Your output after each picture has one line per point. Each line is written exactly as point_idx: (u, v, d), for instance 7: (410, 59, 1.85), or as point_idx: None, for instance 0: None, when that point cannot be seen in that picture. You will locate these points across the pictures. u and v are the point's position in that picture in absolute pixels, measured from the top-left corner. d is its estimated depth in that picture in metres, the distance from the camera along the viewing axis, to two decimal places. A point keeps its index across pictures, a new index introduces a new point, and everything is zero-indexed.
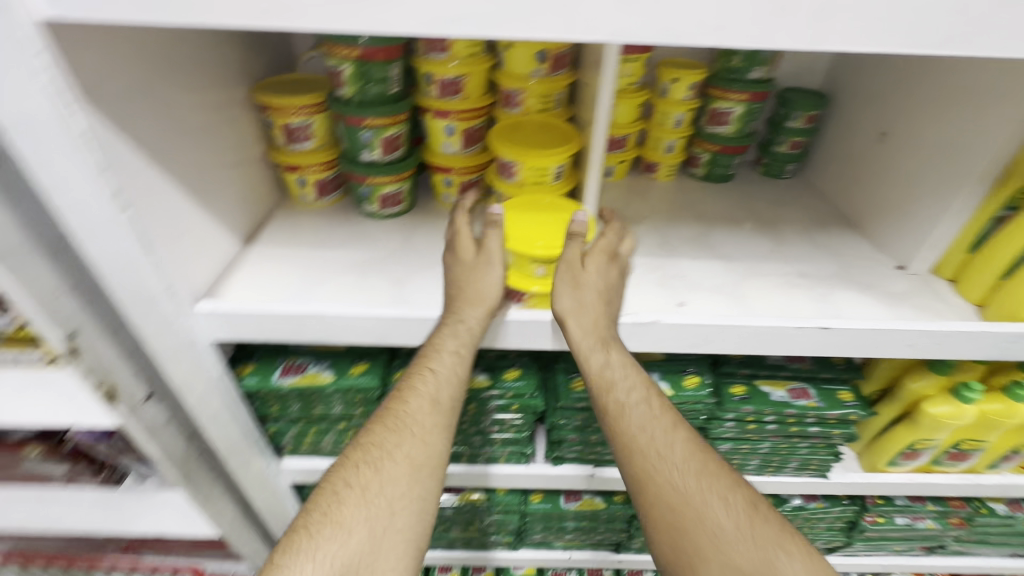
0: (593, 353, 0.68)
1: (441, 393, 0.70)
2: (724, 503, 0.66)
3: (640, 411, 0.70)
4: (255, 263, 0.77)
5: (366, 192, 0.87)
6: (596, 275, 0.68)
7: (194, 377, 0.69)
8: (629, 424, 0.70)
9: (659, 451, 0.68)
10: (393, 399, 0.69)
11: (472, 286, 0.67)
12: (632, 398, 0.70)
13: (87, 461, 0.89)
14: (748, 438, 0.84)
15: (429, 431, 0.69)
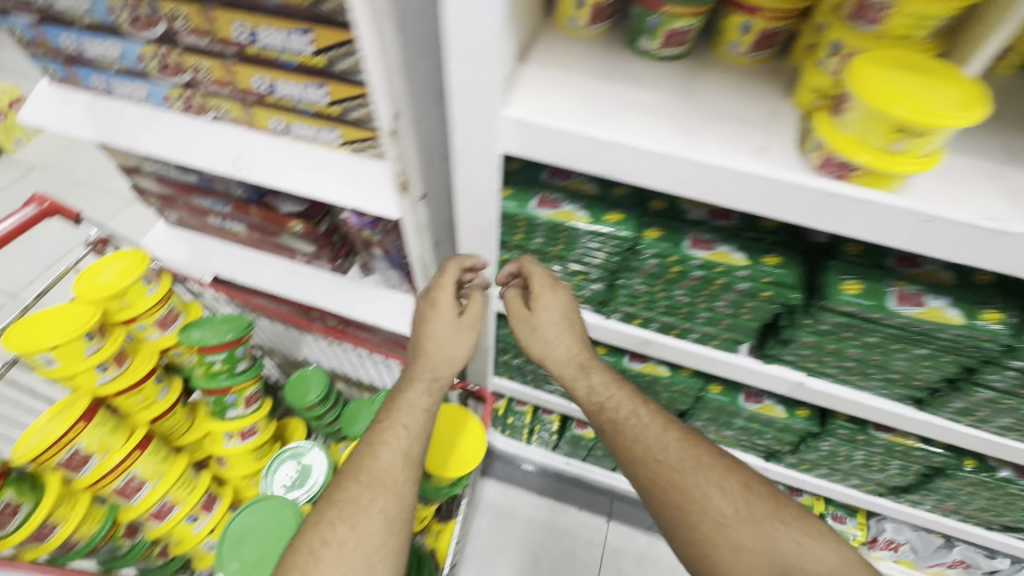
0: (577, 379, 0.83)
1: (424, 431, 0.77)
2: (725, 493, 0.70)
3: (632, 424, 0.78)
4: (533, 83, 0.73)
5: (653, 24, 0.75)
6: (547, 311, 0.82)
7: (477, 186, 0.69)
8: (626, 437, 0.77)
9: (655, 457, 0.74)
10: (370, 443, 0.74)
11: (449, 334, 0.83)
12: (621, 417, 0.79)
13: (330, 248, 1.03)
14: (1019, 394, 0.74)
15: (419, 461, 0.74)
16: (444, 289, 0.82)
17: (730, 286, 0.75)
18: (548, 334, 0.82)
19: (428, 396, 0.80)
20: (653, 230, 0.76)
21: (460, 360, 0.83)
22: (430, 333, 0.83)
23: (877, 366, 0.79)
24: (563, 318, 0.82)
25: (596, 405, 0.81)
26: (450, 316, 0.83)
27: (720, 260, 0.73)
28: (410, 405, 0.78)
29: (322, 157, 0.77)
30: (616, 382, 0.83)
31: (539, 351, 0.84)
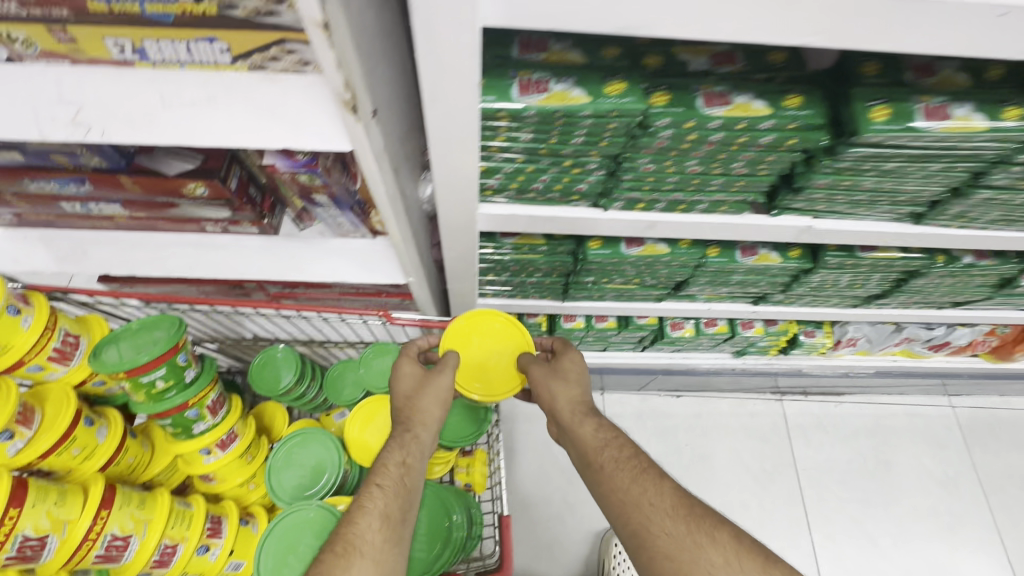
0: (582, 421, 0.83)
1: (405, 480, 0.74)
2: (716, 546, 0.62)
3: (629, 471, 0.73)
4: None
5: None
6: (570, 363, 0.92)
7: (455, 85, 0.51)
8: (620, 479, 0.73)
9: (648, 501, 0.69)
10: (355, 503, 0.70)
11: (416, 384, 0.86)
12: (619, 457, 0.76)
13: (251, 207, 0.80)
14: (1016, 189, 0.75)
15: (404, 516, 0.70)
16: (408, 354, 0.89)
17: (753, 142, 0.66)
18: (557, 387, 0.88)
19: (407, 448, 0.78)
20: (660, 95, 0.63)
21: (437, 407, 0.83)
22: (412, 386, 0.85)
23: (887, 192, 0.77)
24: (580, 381, 0.89)
25: (598, 444, 0.80)
26: (422, 370, 0.87)
27: (741, 115, 0.63)
28: (393, 462, 0.75)
29: (210, 86, 0.53)
30: (613, 427, 0.82)
31: (546, 385, 0.89)
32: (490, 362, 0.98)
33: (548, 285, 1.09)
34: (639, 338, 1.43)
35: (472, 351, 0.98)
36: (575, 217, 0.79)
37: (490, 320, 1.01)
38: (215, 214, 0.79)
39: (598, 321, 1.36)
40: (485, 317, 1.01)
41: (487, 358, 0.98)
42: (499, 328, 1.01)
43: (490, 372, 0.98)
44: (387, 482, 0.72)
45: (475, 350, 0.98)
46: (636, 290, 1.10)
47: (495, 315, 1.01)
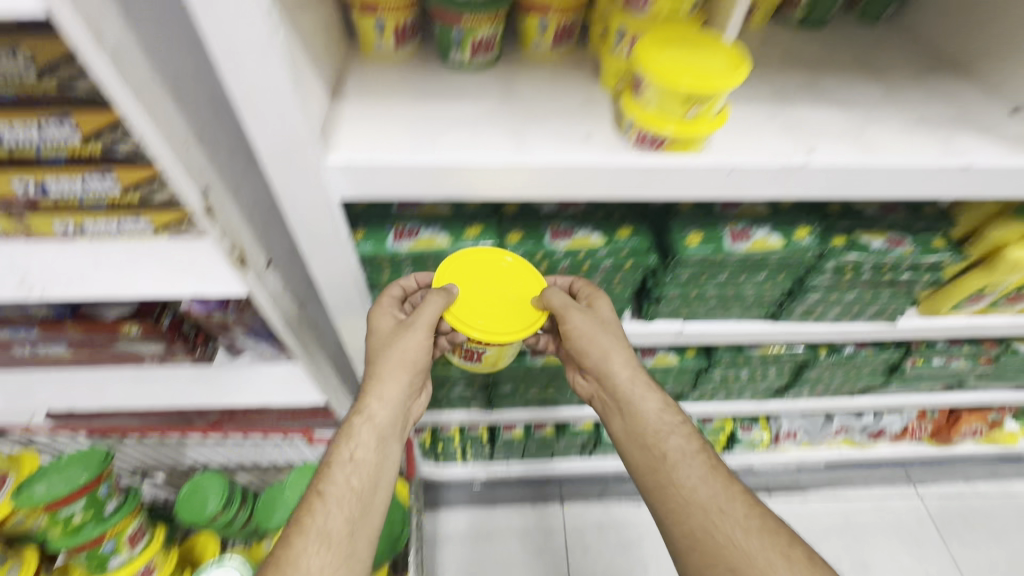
0: (647, 396, 0.85)
1: (352, 483, 0.77)
2: (786, 561, 0.69)
3: (700, 467, 0.79)
4: (351, 119, 0.71)
5: (458, 37, 0.77)
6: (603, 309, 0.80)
7: (325, 242, 0.65)
8: (690, 472, 0.79)
9: (720, 506, 0.75)
10: (301, 513, 0.74)
11: (382, 345, 0.78)
12: (688, 451, 0.81)
13: (183, 341, 0.90)
14: (839, 288, 0.88)
15: (347, 528, 0.74)
16: (378, 311, 0.78)
17: (596, 265, 0.80)
18: (614, 352, 0.83)
19: (357, 444, 0.79)
20: (514, 233, 0.78)
21: (397, 377, 0.79)
22: (378, 349, 0.79)
23: (734, 298, 0.89)
24: (623, 340, 0.84)
25: (665, 429, 0.83)
26: (393, 325, 0.77)
27: (580, 246, 0.77)
28: (340, 464, 0.77)
29: (133, 252, 0.66)
30: (676, 410, 0.85)
31: (589, 335, 0.80)
32: (496, 303, 0.75)
33: (473, 395, 1.17)
34: (581, 443, 1.47)
35: (470, 290, 0.74)
36: None
37: (496, 260, 0.75)
38: (149, 349, 0.88)
39: (537, 428, 1.41)
40: (488, 257, 0.75)
41: (491, 304, 0.75)
42: (508, 268, 0.75)
43: (497, 314, 0.74)
44: (331, 490, 0.75)
45: (477, 288, 0.74)
46: (556, 395, 1.18)
47: (503, 254, 0.75)
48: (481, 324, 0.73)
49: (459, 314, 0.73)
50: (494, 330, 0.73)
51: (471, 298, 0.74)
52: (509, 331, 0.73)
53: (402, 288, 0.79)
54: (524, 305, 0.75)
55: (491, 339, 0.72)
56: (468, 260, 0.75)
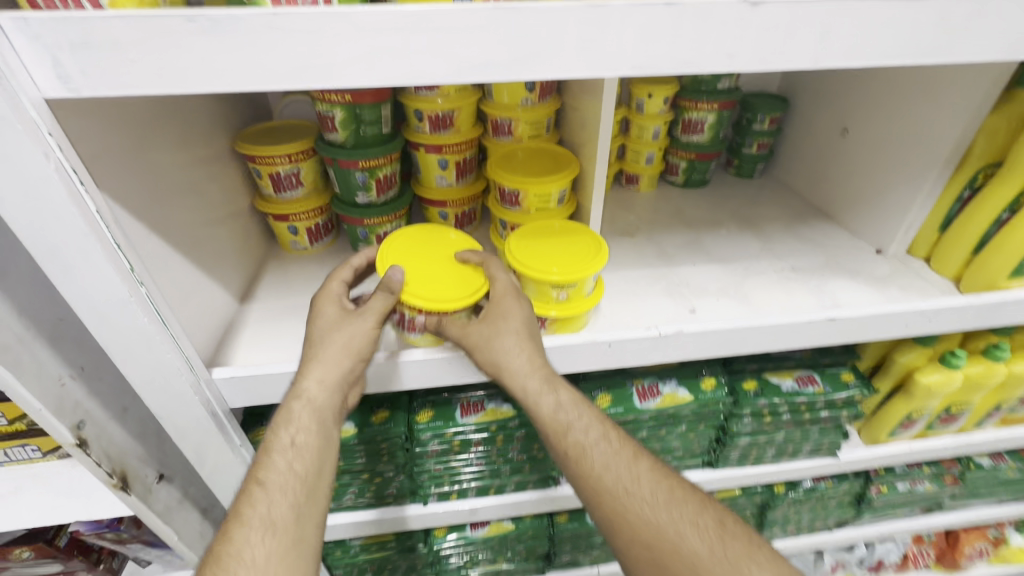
0: (542, 397, 0.62)
1: (296, 468, 0.59)
2: (697, 530, 0.60)
3: (603, 450, 0.63)
4: (257, 319, 0.75)
5: (363, 233, 0.85)
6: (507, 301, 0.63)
7: (216, 450, 0.64)
8: (594, 463, 0.62)
9: (625, 488, 0.61)
10: (237, 501, 0.58)
11: (325, 328, 0.61)
12: (591, 440, 0.63)
13: (82, 556, 0.83)
14: (765, 430, 0.87)
15: (295, 516, 0.58)
16: (325, 295, 0.64)
17: (512, 435, 0.80)
18: (502, 358, 0.62)
19: (294, 425, 0.60)
20: (424, 412, 0.77)
21: (342, 363, 0.60)
22: (318, 333, 0.61)
23: (663, 450, 0.87)
24: (528, 334, 0.63)
25: (562, 425, 0.63)
26: (342, 312, 0.63)
27: (491, 419, 0.77)
28: (277, 449, 0.59)
29: (20, 478, 0.65)
30: (574, 403, 0.64)
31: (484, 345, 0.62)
32: (438, 274, 0.66)
33: None
34: None
35: (411, 257, 0.67)
36: (392, 519, 0.84)
37: (441, 236, 0.72)
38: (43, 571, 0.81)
39: None
40: (431, 234, 0.72)
41: (435, 272, 0.66)
42: (456, 240, 0.72)
43: (441, 282, 0.65)
44: (271, 478, 0.58)
45: (418, 259, 0.67)
46: (509, 567, 1.08)
47: (448, 231, 0.72)
48: (424, 293, 0.63)
49: (401, 281, 0.63)
50: (438, 296, 0.63)
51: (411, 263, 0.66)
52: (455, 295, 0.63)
53: (351, 269, 0.68)
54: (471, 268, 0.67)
55: (436, 306, 0.62)
56: (414, 236, 0.71)
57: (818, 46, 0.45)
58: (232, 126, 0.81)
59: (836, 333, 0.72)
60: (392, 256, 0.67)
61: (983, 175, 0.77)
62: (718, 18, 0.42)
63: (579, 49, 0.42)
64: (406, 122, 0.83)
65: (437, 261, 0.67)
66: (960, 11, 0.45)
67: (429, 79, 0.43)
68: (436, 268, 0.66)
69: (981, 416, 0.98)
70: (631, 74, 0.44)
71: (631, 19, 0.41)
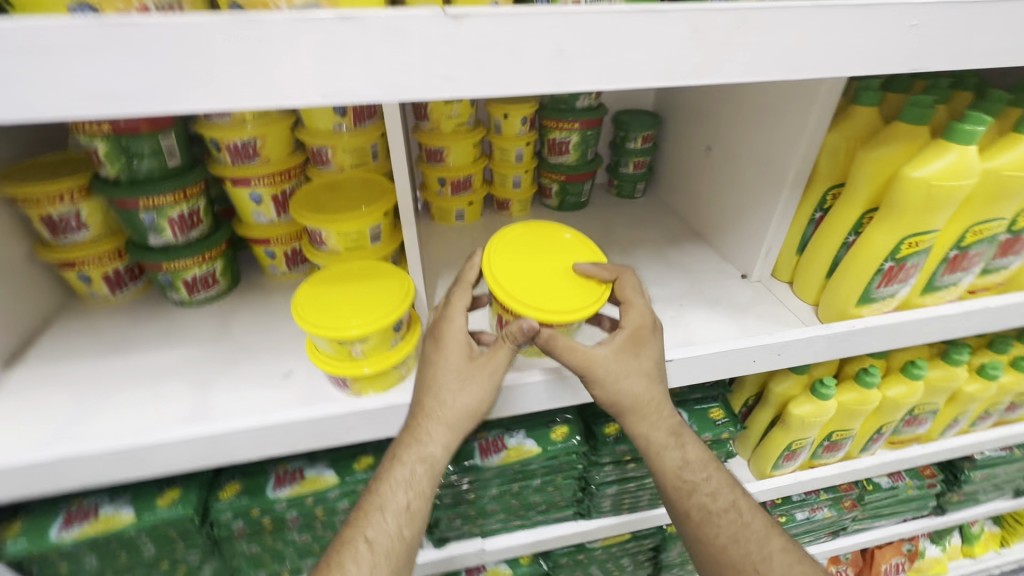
0: (667, 450, 0.62)
1: (405, 534, 0.56)
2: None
3: (731, 520, 0.62)
4: (12, 391, 0.63)
5: (166, 279, 0.74)
6: (641, 327, 0.60)
7: None
8: (719, 531, 0.62)
9: (756, 562, 0.60)
10: (333, 555, 0.54)
11: (457, 380, 0.56)
12: (719, 504, 0.63)
13: None
14: (633, 476, 0.79)
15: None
16: (453, 331, 0.58)
17: (335, 508, 0.69)
18: (642, 403, 0.60)
19: (411, 488, 0.56)
20: (230, 486, 0.67)
21: (465, 428, 0.57)
22: (439, 381, 0.56)
23: (523, 505, 0.79)
24: (659, 371, 0.60)
25: (687, 485, 0.62)
26: (473, 359, 0.58)
27: (307, 490, 0.67)
28: (388, 511, 0.56)
29: None
30: (706, 461, 0.65)
31: (614, 382, 0.58)
32: (554, 279, 0.60)
33: None
34: None
35: (544, 258, 0.62)
36: None
37: (554, 235, 0.66)
38: None
39: None
40: (548, 234, 0.66)
41: (548, 278, 0.60)
42: (566, 246, 0.65)
43: (556, 290, 0.59)
44: (378, 544, 0.55)
45: (531, 261, 0.61)
46: None
47: (560, 230, 0.66)
48: (534, 300, 0.57)
49: (511, 285, 0.58)
50: (549, 307, 0.56)
51: (530, 263, 0.61)
52: (577, 304, 0.57)
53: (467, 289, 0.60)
54: (586, 280, 0.61)
55: (546, 318, 0.56)
56: (516, 237, 0.64)
57: (555, 67, 0.38)
58: (1, 160, 0.70)
59: (680, 374, 0.65)
60: (496, 255, 0.61)
61: (831, 197, 0.74)
62: (414, 36, 0.35)
63: (244, 74, 0.34)
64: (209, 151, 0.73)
65: (553, 263, 0.62)
66: (713, 26, 0.39)
67: (47, 113, 0.33)
68: (552, 270, 0.61)
69: (866, 441, 0.94)
70: (325, 102, 0.36)
71: (301, 38, 0.33)
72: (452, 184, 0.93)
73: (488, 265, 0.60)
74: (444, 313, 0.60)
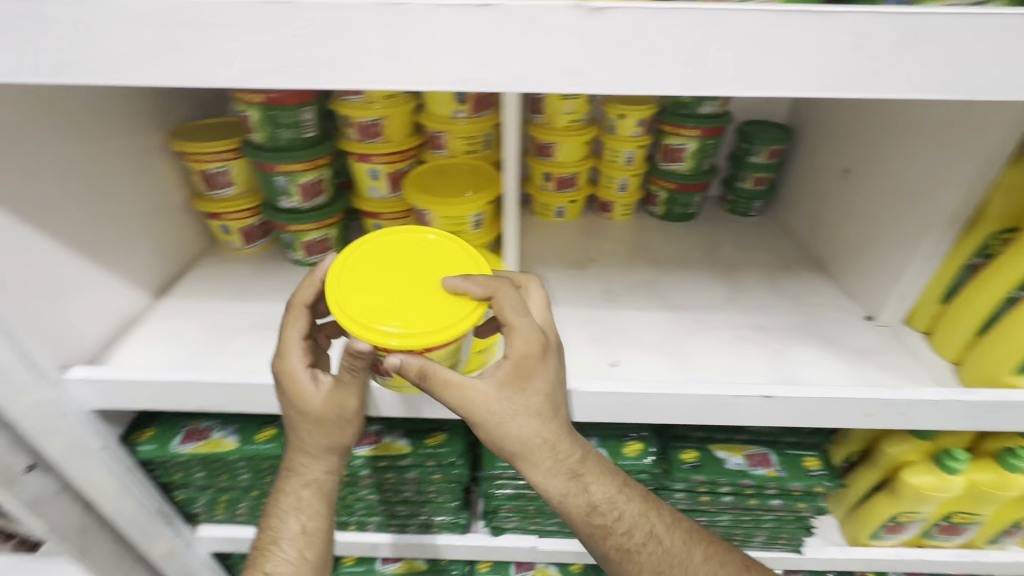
0: (570, 494, 0.54)
1: (307, 553, 0.63)
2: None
3: (652, 549, 0.57)
4: (158, 319, 0.74)
5: (290, 239, 0.82)
6: (528, 355, 0.50)
7: (74, 449, 0.62)
8: (639, 566, 0.57)
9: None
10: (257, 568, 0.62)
11: (316, 424, 0.56)
12: (636, 539, 0.57)
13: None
14: (705, 511, 0.74)
15: None
16: (294, 375, 0.54)
17: (405, 475, 0.73)
18: (535, 451, 0.52)
19: (303, 512, 0.62)
20: None
21: (331, 459, 0.59)
22: (296, 425, 0.56)
23: None
24: (554, 402, 0.52)
25: (600, 527, 0.56)
26: (319, 398, 0.54)
27: (382, 454, 0.70)
28: (287, 534, 0.62)
29: None
30: (622, 488, 0.58)
31: (503, 426, 0.50)
32: (416, 295, 0.49)
33: None
34: None
35: (403, 272, 0.51)
36: None
37: (415, 240, 0.54)
38: None
39: None
40: (406, 240, 0.55)
41: (414, 296, 0.49)
42: (427, 251, 0.54)
43: (422, 309, 0.48)
44: (279, 572, 0.61)
45: (394, 277, 0.51)
46: None
47: (422, 232, 0.55)
48: (397, 327, 0.47)
49: (366, 312, 0.48)
50: (415, 331, 0.47)
51: (385, 281, 0.50)
52: (441, 324, 0.47)
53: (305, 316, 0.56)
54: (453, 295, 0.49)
55: (411, 345, 0.46)
56: (367, 250, 0.53)
57: (689, 70, 0.35)
58: (174, 121, 0.80)
59: (777, 414, 0.59)
60: (342, 278, 0.50)
61: (998, 243, 0.63)
62: (549, 29, 0.34)
63: (384, 56, 0.36)
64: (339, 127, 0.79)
65: (422, 275, 0.51)
66: (883, 36, 0.34)
67: (218, 82, 0.37)
68: (414, 285, 0.50)
69: (995, 532, 0.80)
70: (453, 89, 0.37)
71: (441, 25, 0.34)
72: (556, 181, 0.92)
73: (336, 296, 0.49)
74: (283, 349, 0.55)
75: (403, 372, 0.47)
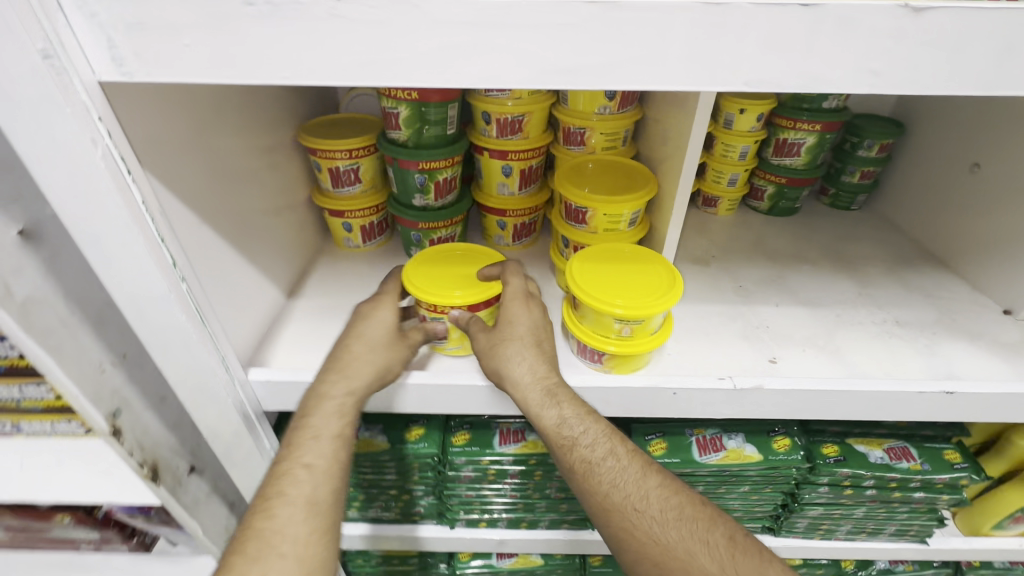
0: (543, 406, 0.56)
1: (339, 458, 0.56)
2: (707, 549, 0.51)
3: (610, 467, 0.56)
4: (299, 318, 0.73)
5: (417, 237, 0.81)
6: (518, 298, 0.61)
7: (242, 451, 0.62)
8: (599, 482, 0.56)
9: (633, 506, 0.54)
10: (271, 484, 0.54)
11: (388, 324, 0.60)
12: (596, 453, 0.56)
13: (119, 528, 0.84)
14: (843, 504, 0.75)
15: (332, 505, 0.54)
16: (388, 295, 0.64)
17: (551, 472, 0.74)
18: (508, 362, 0.57)
19: (343, 416, 0.56)
20: (461, 434, 0.73)
21: (390, 362, 0.57)
22: (375, 328, 0.59)
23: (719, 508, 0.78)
24: (536, 335, 0.60)
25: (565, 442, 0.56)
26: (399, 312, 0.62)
27: (531, 451, 0.71)
28: (323, 435, 0.55)
29: (63, 452, 0.65)
30: (589, 408, 0.58)
31: (490, 345, 0.58)
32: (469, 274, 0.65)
33: None
34: None
35: (456, 260, 0.67)
36: (419, 539, 0.81)
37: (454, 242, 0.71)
38: (83, 537, 0.83)
39: None
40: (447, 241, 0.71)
41: (467, 273, 0.65)
42: (467, 248, 0.70)
43: (475, 281, 0.64)
44: (317, 465, 0.54)
45: (453, 264, 0.66)
46: None
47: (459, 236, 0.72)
48: (460, 291, 0.61)
49: (433, 284, 0.63)
50: (475, 293, 0.62)
51: (442, 268, 0.66)
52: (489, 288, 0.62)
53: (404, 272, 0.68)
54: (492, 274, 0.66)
55: (471, 302, 0.61)
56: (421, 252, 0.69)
57: (996, 69, 0.35)
58: (300, 116, 0.79)
59: (954, 410, 0.60)
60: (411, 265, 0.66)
61: None
62: (866, 28, 0.34)
63: (685, 58, 0.35)
64: (472, 123, 0.78)
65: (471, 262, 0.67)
66: None
67: (504, 82, 0.37)
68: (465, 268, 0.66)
69: None
70: (743, 90, 0.37)
71: (757, 24, 0.34)
72: None
73: (407, 277, 0.63)
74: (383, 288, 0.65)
75: (459, 322, 0.61)
